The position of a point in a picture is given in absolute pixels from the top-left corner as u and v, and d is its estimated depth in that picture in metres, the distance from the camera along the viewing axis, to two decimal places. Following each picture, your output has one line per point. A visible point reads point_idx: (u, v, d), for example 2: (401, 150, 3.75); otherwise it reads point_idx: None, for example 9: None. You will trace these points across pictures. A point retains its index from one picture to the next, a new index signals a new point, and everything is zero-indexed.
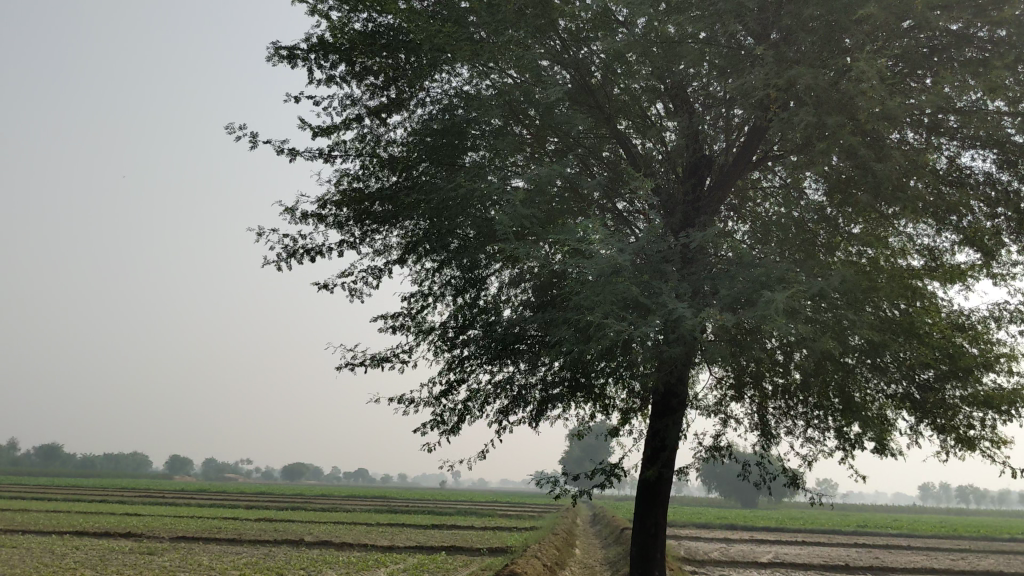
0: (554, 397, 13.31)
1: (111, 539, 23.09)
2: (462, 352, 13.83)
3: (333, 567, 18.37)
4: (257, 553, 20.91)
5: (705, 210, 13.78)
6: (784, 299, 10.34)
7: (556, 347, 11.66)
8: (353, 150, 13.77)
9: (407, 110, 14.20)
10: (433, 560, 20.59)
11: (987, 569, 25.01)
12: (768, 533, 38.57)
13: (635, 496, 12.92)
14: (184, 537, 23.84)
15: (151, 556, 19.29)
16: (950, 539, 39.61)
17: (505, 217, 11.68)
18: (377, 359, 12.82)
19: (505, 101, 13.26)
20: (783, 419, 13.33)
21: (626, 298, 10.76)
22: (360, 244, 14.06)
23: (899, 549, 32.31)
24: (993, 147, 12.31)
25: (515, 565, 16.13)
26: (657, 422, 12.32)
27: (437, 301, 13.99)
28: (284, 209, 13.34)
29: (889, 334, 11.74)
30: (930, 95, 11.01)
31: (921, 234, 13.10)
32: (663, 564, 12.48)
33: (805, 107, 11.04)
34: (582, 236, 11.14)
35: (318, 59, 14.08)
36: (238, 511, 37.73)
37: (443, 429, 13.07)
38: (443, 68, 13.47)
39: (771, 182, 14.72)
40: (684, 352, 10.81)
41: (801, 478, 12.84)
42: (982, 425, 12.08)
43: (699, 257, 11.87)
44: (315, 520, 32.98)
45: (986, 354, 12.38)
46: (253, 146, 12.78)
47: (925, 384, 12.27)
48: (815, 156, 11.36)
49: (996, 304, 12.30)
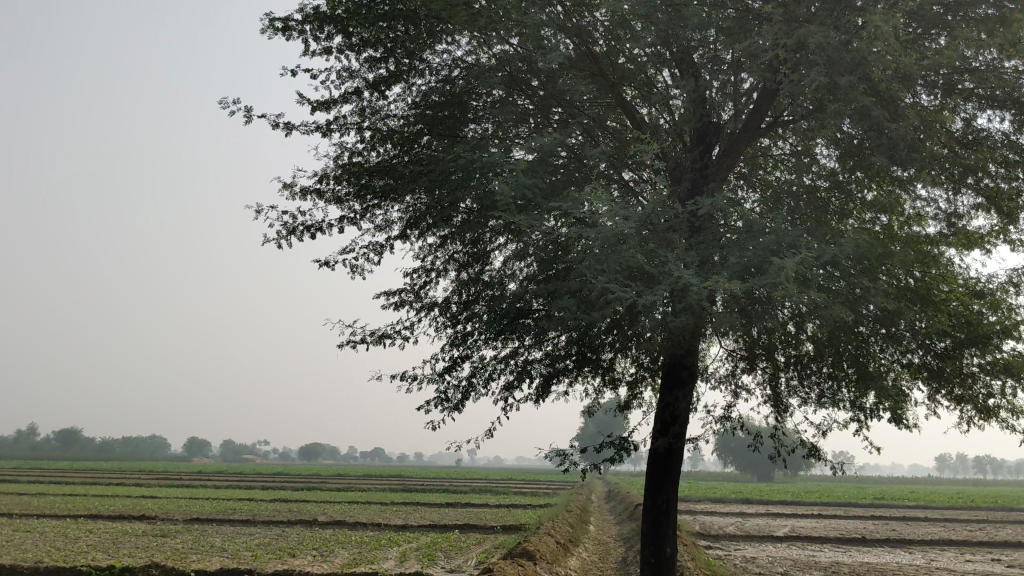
0: (560, 372, 13.03)
1: (124, 522, 23.06)
2: (466, 328, 13.55)
3: (345, 547, 18.21)
4: (269, 534, 20.75)
5: (713, 178, 13.43)
6: (795, 267, 10.04)
7: (560, 320, 11.38)
8: (350, 124, 13.42)
9: (407, 82, 13.85)
10: (446, 538, 20.46)
11: (1007, 539, 24.68)
12: (785, 506, 38.34)
13: (646, 471, 12.62)
14: (197, 518, 23.76)
15: (163, 538, 19.18)
16: (969, 510, 39.32)
17: (507, 188, 11.36)
18: (378, 337, 12.54)
19: (506, 72, 12.92)
20: (794, 390, 13.03)
21: (631, 267, 10.48)
22: (360, 220, 13.74)
23: (915, 521, 32.10)
24: (1010, 108, 11.90)
25: (528, 542, 15.88)
26: (666, 395, 12.02)
27: (440, 276, 13.71)
28: (281, 185, 13.00)
29: (904, 302, 11.43)
30: (945, 53, 10.61)
31: (937, 200, 12.69)
32: (674, 542, 12.20)
33: (814, 68, 10.67)
34: (587, 205, 10.83)
35: (314, 30, 13.70)
36: (253, 492, 37.68)
37: (447, 407, 12.82)
38: (443, 39, 13.16)
39: (782, 149, 14.32)
40: (693, 323, 10.52)
41: (815, 451, 12.50)
42: (1000, 394, 11.68)
43: (707, 226, 11.55)
44: (329, 501, 32.92)
45: (1005, 322, 11.98)
46: (247, 122, 12.39)
47: (942, 353, 11.91)
48: (827, 119, 10.99)
49: (1016, 271, 11.91)
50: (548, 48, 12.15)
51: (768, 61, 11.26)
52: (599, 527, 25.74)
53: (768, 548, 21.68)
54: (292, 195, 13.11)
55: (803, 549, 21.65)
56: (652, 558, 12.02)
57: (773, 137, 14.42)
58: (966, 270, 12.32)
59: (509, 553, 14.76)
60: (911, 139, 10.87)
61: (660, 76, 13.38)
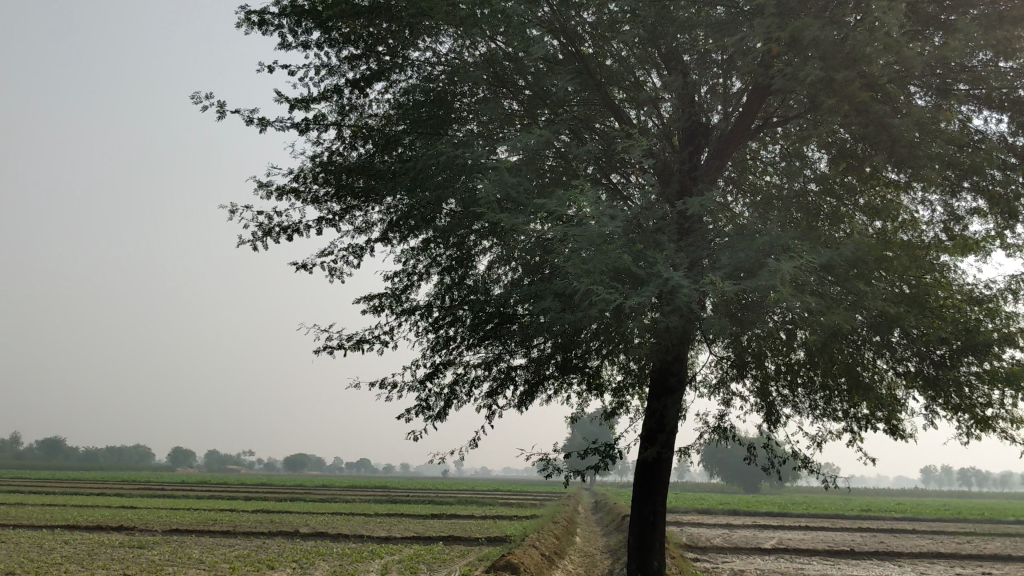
0: (544, 379, 12.62)
1: (101, 533, 22.37)
2: (449, 333, 13.12)
3: (326, 560, 17.70)
4: (250, 545, 20.14)
5: (703, 180, 13.07)
6: (789, 269, 9.62)
7: (545, 324, 10.96)
8: (329, 122, 12.98)
9: (388, 80, 13.45)
10: (431, 551, 19.94)
11: (996, 552, 24.33)
12: (771, 518, 37.92)
13: (634, 480, 12.16)
14: (178, 530, 23.06)
15: (140, 550, 18.56)
16: (955, 522, 39.01)
17: (490, 186, 10.94)
18: (356, 342, 12.08)
19: (491, 72, 12.60)
20: (787, 399, 12.68)
21: (618, 267, 10.08)
22: (339, 222, 13.29)
23: (901, 532, 31.79)
24: (1009, 108, 11.49)
25: (513, 555, 15.36)
26: (655, 402, 11.61)
27: (422, 279, 13.28)
28: (257, 184, 12.53)
29: (903, 307, 11.01)
30: (945, 49, 10.25)
31: (933, 204, 12.32)
32: (661, 555, 11.74)
33: (808, 62, 10.21)
34: (572, 204, 10.43)
35: (293, 25, 13.33)
36: (231, 502, 36.86)
37: (429, 415, 12.36)
38: (426, 35, 12.81)
39: (771, 152, 14.03)
40: (680, 326, 10.11)
41: (809, 462, 12.08)
42: (999, 404, 11.26)
43: (698, 228, 11.19)
44: (311, 512, 32.40)
45: (1004, 328, 11.56)
46: (220, 117, 11.92)
47: (940, 361, 11.45)
48: (821, 118, 10.63)
49: (1014, 276, 11.50)
50: (532, 41, 11.76)
51: (761, 58, 10.89)
52: (585, 538, 25.30)
53: (756, 560, 21.27)
54: (267, 195, 12.65)
55: (790, 561, 21.32)
56: (639, 572, 11.54)
57: (762, 140, 14.10)
58: (961, 276, 11.91)
59: (493, 565, 14.28)
60: (909, 137, 10.42)
61: (647, 76, 13.06)
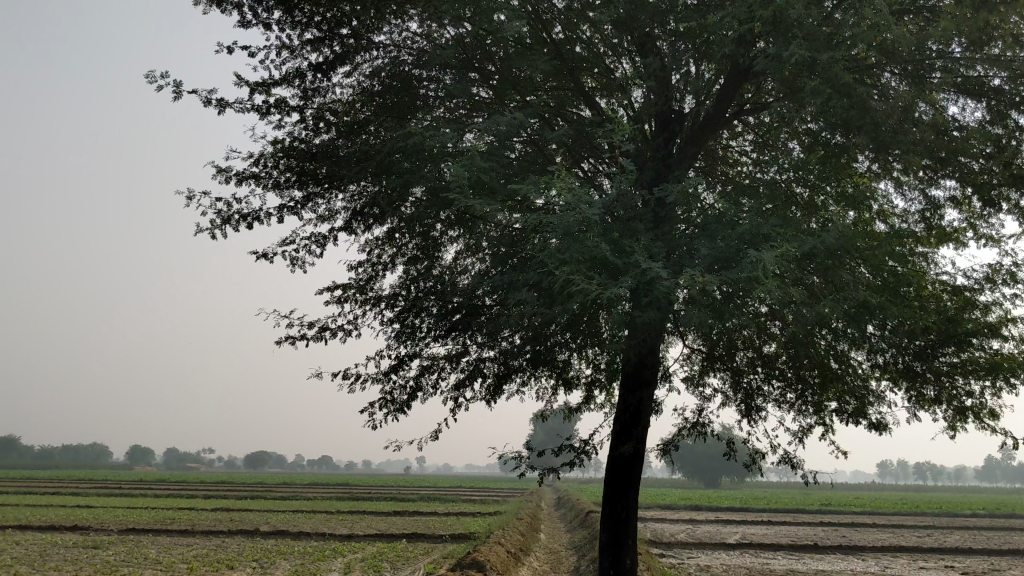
0: (513, 372, 12.21)
1: (54, 534, 21.44)
2: (415, 324, 12.69)
3: (286, 559, 17.09)
4: (210, 545, 19.43)
5: (677, 168, 12.65)
6: (772, 259, 9.22)
7: (516, 316, 10.53)
8: (292, 106, 12.46)
9: (353, 63, 12.95)
10: (394, 549, 19.38)
11: (959, 545, 24.33)
12: (733, 514, 37.80)
13: (606, 475, 11.79)
14: (134, 530, 22.24)
15: (92, 551, 17.76)
16: (914, 516, 39.17)
17: (460, 172, 10.48)
18: (317, 333, 11.59)
19: (461, 56, 12.10)
20: (762, 394, 12.40)
21: (595, 258, 9.67)
22: (302, 210, 12.77)
23: (864, 526, 31.78)
24: (987, 96, 11.27)
25: (479, 552, 14.89)
26: (629, 396, 11.24)
27: (387, 270, 12.83)
28: (215, 169, 11.97)
29: (885, 298, 10.72)
30: (930, 33, 9.94)
31: (909, 194, 12.07)
32: (633, 553, 11.36)
33: (790, 42, 9.84)
34: (546, 190, 10.01)
35: (254, 4, 12.79)
36: (186, 499, 35.98)
37: (393, 408, 11.90)
38: (394, 16, 12.33)
39: (742, 141, 13.83)
40: (658, 319, 9.74)
41: (785, 457, 11.80)
42: (980, 395, 11.05)
43: (672, 217, 10.87)
44: (270, 510, 31.73)
45: (985, 320, 11.35)
46: (176, 97, 11.33)
47: (921, 353, 11.23)
48: (801, 102, 10.29)
49: (992, 266, 11.27)
50: (502, 22, 11.30)
51: (740, 40, 10.53)
52: (551, 535, 24.89)
53: (724, 556, 20.94)
54: (227, 180, 12.12)
55: (758, 557, 20.95)
56: (612, 570, 11.17)
57: (734, 130, 13.84)
58: (938, 269, 11.58)
59: (458, 563, 13.83)
60: (893, 121, 9.99)
61: (618, 63, 12.53)
